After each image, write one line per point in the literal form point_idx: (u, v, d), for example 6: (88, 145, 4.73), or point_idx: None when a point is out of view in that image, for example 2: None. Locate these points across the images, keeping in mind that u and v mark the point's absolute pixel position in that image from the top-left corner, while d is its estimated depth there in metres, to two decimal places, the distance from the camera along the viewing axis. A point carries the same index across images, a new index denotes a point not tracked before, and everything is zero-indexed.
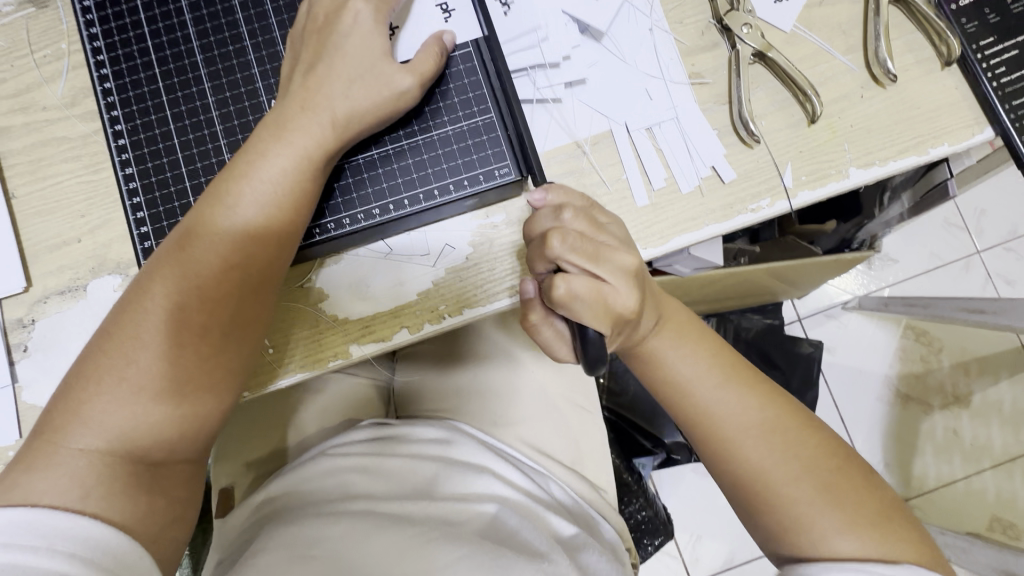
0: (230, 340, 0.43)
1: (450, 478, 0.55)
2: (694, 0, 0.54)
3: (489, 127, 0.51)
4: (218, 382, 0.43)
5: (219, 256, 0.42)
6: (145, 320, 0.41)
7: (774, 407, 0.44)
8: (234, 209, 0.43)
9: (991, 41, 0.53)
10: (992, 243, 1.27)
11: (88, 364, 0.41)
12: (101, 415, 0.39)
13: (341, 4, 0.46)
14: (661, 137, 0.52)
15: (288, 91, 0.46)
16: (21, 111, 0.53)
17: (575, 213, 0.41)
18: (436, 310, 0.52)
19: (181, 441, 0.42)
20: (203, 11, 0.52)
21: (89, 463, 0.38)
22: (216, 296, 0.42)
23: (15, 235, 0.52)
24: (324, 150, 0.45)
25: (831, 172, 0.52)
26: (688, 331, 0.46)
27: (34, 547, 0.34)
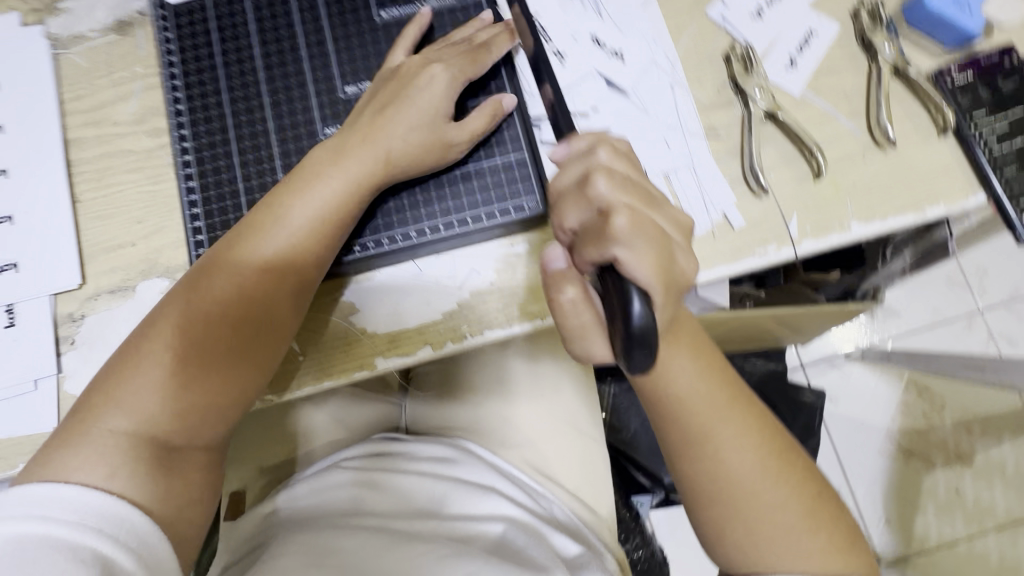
0: (258, 341, 0.46)
1: (459, 498, 0.57)
2: (712, 63, 0.59)
3: (520, 163, 0.54)
4: (240, 384, 0.45)
5: (272, 257, 0.47)
6: (201, 305, 0.45)
7: (781, 447, 0.45)
8: (292, 216, 0.48)
9: (985, 114, 0.57)
10: (993, 303, 1.30)
11: (135, 354, 0.44)
12: (140, 388, 0.42)
13: (425, 64, 0.52)
14: (677, 181, 0.57)
15: (359, 124, 0.51)
16: (93, 125, 0.59)
17: (616, 151, 0.33)
18: (458, 330, 0.55)
19: (200, 426, 0.44)
20: (271, 46, 0.57)
21: (120, 440, 0.41)
22: (254, 295, 0.46)
23: (76, 236, 0.56)
24: (370, 174, 0.49)
25: (835, 226, 0.56)
26: (698, 343, 0.45)
27: (68, 521, 0.37)
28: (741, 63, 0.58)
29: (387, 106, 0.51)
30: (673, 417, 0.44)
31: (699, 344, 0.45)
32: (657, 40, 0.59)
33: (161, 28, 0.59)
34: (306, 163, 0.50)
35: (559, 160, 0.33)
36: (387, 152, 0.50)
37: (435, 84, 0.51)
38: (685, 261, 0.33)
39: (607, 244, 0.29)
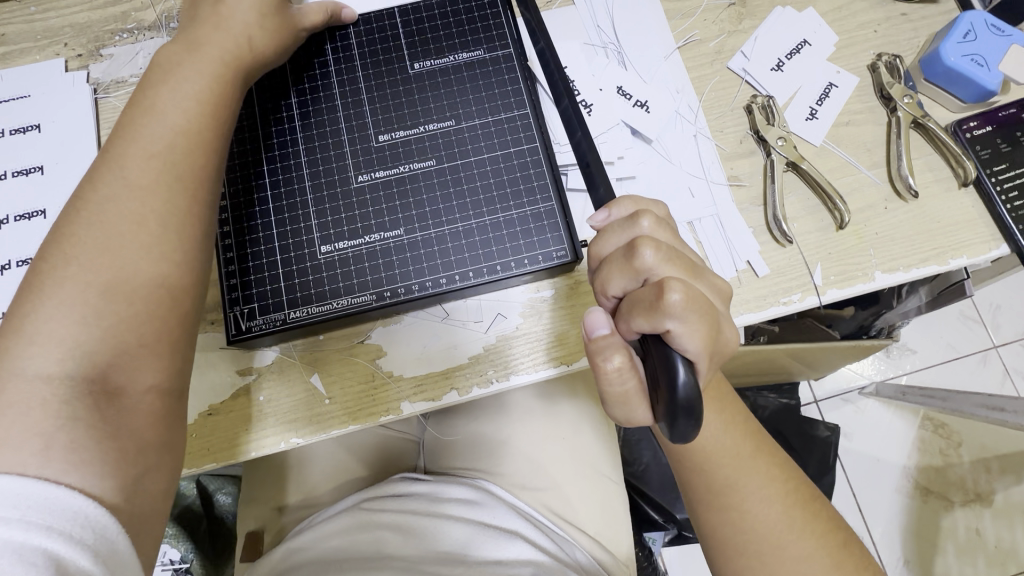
0: (175, 234, 0.40)
1: (483, 542, 0.55)
2: (734, 113, 0.60)
3: (550, 213, 0.54)
4: (168, 279, 0.40)
5: (159, 145, 0.42)
6: (94, 217, 0.39)
7: (808, 500, 0.43)
8: (170, 108, 0.43)
9: (1004, 167, 0.58)
10: (1008, 338, 1.29)
11: (28, 297, 0.37)
12: (47, 326, 0.36)
13: None
14: (701, 230, 0.57)
15: (196, 16, 0.47)
16: None
17: (658, 221, 0.33)
18: (484, 374, 0.55)
19: (142, 358, 0.38)
20: (304, 85, 0.55)
21: (46, 391, 0.35)
22: (160, 193, 0.41)
23: None
24: (232, 53, 0.47)
25: (859, 275, 0.56)
26: (721, 395, 0.44)
27: (6, 518, 0.31)
28: (763, 114, 0.60)
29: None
30: (697, 468, 0.43)
31: (724, 394, 0.45)
32: (679, 90, 0.61)
33: None
34: (158, 61, 0.45)
35: (602, 227, 0.34)
36: (246, 32, 0.48)
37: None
38: (730, 329, 0.32)
39: (657, 314, 0.29)
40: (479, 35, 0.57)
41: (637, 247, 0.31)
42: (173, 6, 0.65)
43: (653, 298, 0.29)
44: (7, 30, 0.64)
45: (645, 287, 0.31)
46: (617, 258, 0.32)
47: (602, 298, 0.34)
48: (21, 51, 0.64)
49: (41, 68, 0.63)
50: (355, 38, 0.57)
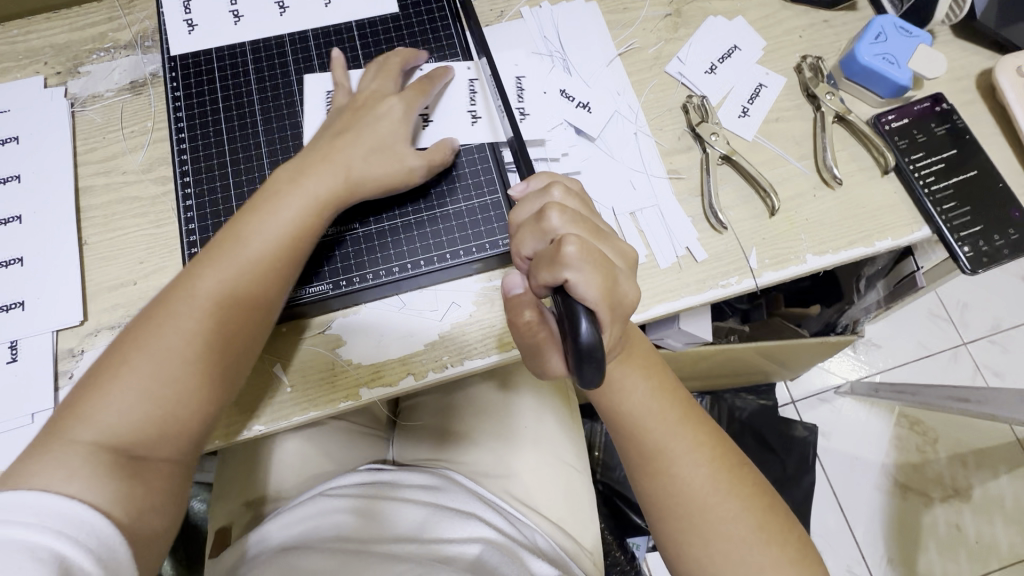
0: (220, 361, 0.46)
1: (440, 522, 0.58)
2: (672, 113, 0.65)
3: (496, 204, 0.59)
4: (208, 391, 0.46)
5: (243, 270, 0.48)
6: (173, 316, 0.46)
7: (732, 462, 0.46)
8: (259, 232, 0.49)
9: (922, 155, 0.62)
10: (976, 335, 1.33)
11: (106, 370, 0.44)
12: (112, 404, 0.43)
13: (381, 96, 0.55)
14: (643, 220, 0.61)
15: (317, 144, 0.53)
16: (104, 174, 0.64)
17: (568, 192, 0.37)
18: (440, 360, 0.57)
19: (165, 440, 0.44)
20: (268, 93, 0.61)
21: (86, 455, 0.41)
22: (222, 321, 0.47)
23: (81, 275, 0.60)
24: (331, 193, 0.51)
25: (791, 258, 0.60)
26: (650, 364, 0.47)
27: (29, 523, 0.37)
28: (698, 112, 0.64)
29: (347, 129, 0.53)
30: (629, 435, 0.46)
31: (653, 365, 0.48)
32: (620, 92, 0.65)
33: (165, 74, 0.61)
34: (269, 182, 0.52)
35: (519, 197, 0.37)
36: (350, 166, 0.52)
37: (393, 113, 0.54)
38: (631, 285, 0.36)
39: (561, 270, 0.32)
40: (430, 44, 0.63)
41: (544, 213, 0.34)
42: (148, 27, 0.69)
43: (558, 256, 0.32)
44: None
45: (551, 247, 0.33)
46: (529, 223, 0.35)
47: (519, 262, 0.37)
48: (3, 70, 0.68)
49: (21, 85, 0.67)
50: (316, 49, 0.62)
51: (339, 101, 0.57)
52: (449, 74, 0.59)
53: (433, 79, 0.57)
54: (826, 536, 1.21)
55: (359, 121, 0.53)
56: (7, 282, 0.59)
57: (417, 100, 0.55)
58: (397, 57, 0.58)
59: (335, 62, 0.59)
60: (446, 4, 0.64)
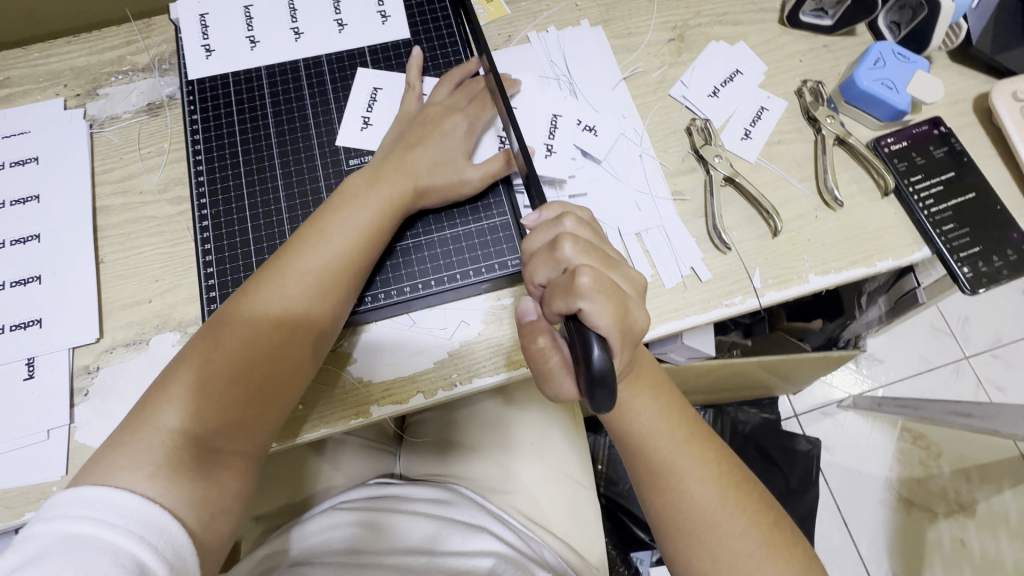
0: (290, 364, 0.50)
1: (451, 535, 0.59)
2: (676, 136, 0.67)
3: (504, 226, 0.61)
4: (277, 390, 0.50)
5: (314, 274, 0.52)
6: (252, 315, 0.50)
7: (740, 480, 0.46)
8: (331, 238, 0.53)
9: (921, 177, 0.64)
10: (978, 349, 1.34)
11: (190, 360, 0.48)
12: (195, 394, 0.47)
13: (448, 112, 0.60)
14: (648, 240, 0.62)
15: (390, 156, 0.57)
16: (121, 194, 0.65)
17: (580, 222, 0.38)
18: (449, 377, 0.58)
19: (237, 436, 0.48)
20: (283, 117, 0.62)
21: (167, 442, 0.45)
22: (295, 323, 0.51)
23: (97, 293, 0.61)
24: (396, 201, 0.55)
25: (794, 278, 0.61)
26: (658, 383, 0.48)
27: (115, 525, 0.40)
28: (701, 135, 0.66)
29: (417, 143, 0.58)
30: (638, 453, 0.47)
31: (661, 384, 0.49)
32: (625, 115, 0.67)
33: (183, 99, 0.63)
34: (338, 194, 0.56)
35: (532, 225, 0.38)
36: (416, 181, 0.57)
37: (460, 130, 0.59)
38: (641, 313, 0.37)
39: (574, 298, 0.33)
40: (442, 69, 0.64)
41: (557, 243, 0.35)
42: (166, 50, 0.71)
43: (571, 285, 0.34)
44: (12, 74, 0.70)
45: (564, 276, 0.35)
46: (542, 252, 0.36)
47: (532, 288, 0.38)
48: (23, 92, 0.70)
49: (41, 107, 0.68)
50: (330, 74, 0.64)
51: (407, 106, 0.61)
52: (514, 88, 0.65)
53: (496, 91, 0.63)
54: (830, 550, 1.21)
55: (430, 134, 0.58)
56: (25, 300, 0.61)
57: (480, 119, 0.61)
58: (462, 69, 0.63)
59: (411, 61, 0.63)
60: (456, 30, 0.66)
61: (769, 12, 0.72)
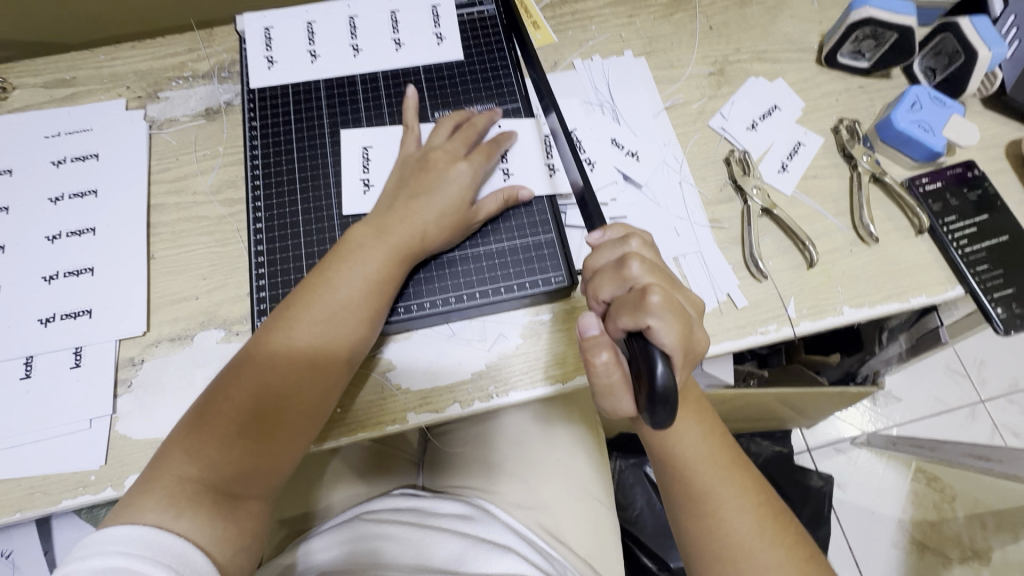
0: (303, 408, 0.51)
1: (476, 556, 0.57)
2: (714, 165, 0.68)
3: (550, 243, 0.61)
4: (291, 434, 0.50)
5: (323, 322, 0.52)
6: (262, 364, 0.50)
7: (776, 514, 0.46)
8: (341, 286, 0.53)
9: (955, 218, 0.65)
10: (994, 393, 1.33)
11: (204, 411, 0.49)
12: (210, 444, 0.48)
13: (452, 160, 0.58)
14: (686, 265, 0.64)
15: (393, 206, 0.57)
16: (175, 193, 0.67)
17: (644, 242, 0.40)
18: (485, 390, 0.59)
19: (254, 480, 0.49)
20: (339, 129, 0.65)
21: (186, 489, 0.46)
22: (307, 370, 0.51)
23: (146, 287, 0.63)
24: (407, 246, 0.55)
25: (829, 309, 0.62)
26: (701, 409, 0.49)
27: (139, 555, 0.41)
28: (740, 166, 0.67)
29: (422, 192, 0.57)
30: (677, 475, 0.47)
31: (703, 410, 0.49)
32: (666, 143, 0.69)
33: (245, 106, 0.65)
34: (348, 240, 0.56)
35: (597, 244, 0.40)
36: (424, 229, 0.56)
37: (462, 178, 0.58)
38: (701, 332, 0.38)
39: (642, 315, 0.35)
40: (492, 91, 0.67)
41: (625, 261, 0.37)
42: (226, 59, 0.74)
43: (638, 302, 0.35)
44: (78, 74, 0.73)
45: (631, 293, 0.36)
46: (609, 270, 0.38)
47: (594, 304, 0.40)
48: (88, 91, 0.73)
49: (103, 106, 0.71)
50: (385, 89, 0.66)
51: (407, 149, 0.61)
52: (513, 137, 0.63)
53: (498, 144, 0.61)
54: None
55: (430, 183, 0.57)
56: (77, 291, 0.62)
57: (484, 165, 0.60)
58: (458, 116, 0.63)
59: (408, 103, 0.63)
60: (507, 54, 0.69)
61: (806, 52, 0.75)
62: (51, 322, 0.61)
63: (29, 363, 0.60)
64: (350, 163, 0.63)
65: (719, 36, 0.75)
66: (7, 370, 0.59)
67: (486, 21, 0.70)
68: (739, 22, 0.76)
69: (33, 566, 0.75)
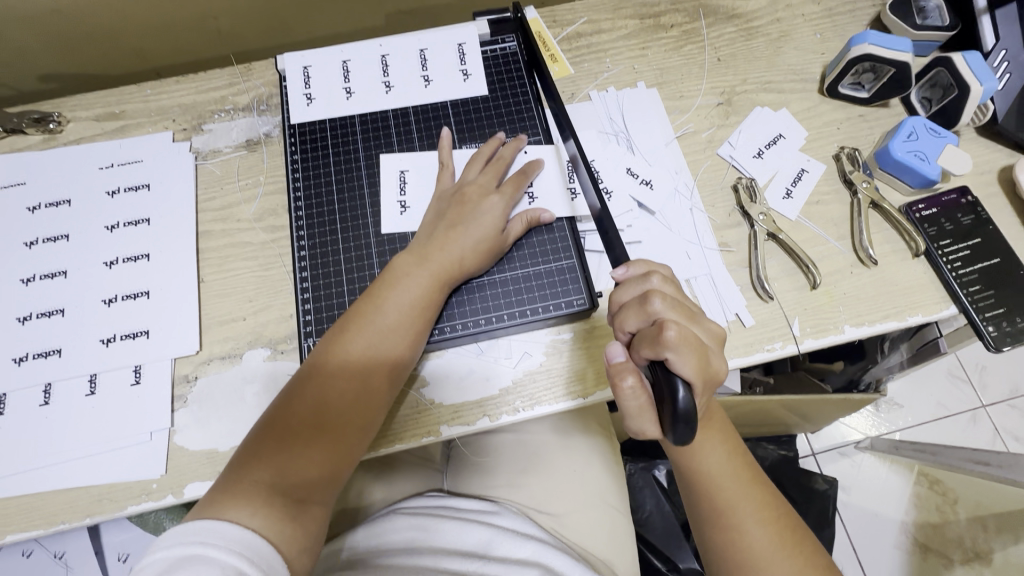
0: (360, 419, 0.56)
1: (502, 543, 0.66)
2: (723, 192, 0.73)
3: (571, 268, 0.66)
4: (349, 444, 0.55)
5: (377, 340, 0.57)
6: (324, 379, 0.56)
7: (791, 525, 0.51)
8: (392, 307, 0.58)
9: (950, 242, 0.69)
10: (995, 398, 1.37)
11: (273, 422, 0.54)
12: (281, 451, 0.53)
13: (486, 193, 0.64)
14: (697, 287, 0.68)
15: (433, 234, 0.62)
16: (221, 220, 0.73)
17: (664, 277, 0.44)
18: (512, 404, 0.64)
19: (318, 484, 0.54)
20: (373, 160, 0.70)
21: (260, 491, 0.51)
22: (363, 384, 0.56)
23: (198, 310, 0.68)
24: (447, 271, 0.61)
25: (831, 327, 0.67)
26: (725, 430, 0.54)
27: (183, 541, 0.45)
28: (747, 192, 0.72)
29: (459, 221, 0.62)
30: (702, 490, 0.52)
31: (727, 431, 0.54)
32: (678, 171, 0.74)
33: (287, 141, 0.71)
34: (394, 266, 0.61)
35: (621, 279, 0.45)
36: (462, 256, 0.61)
37: (495, 210, 0.63)
38: (719, 360, 0.43)
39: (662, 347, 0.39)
40: (515, 124, 0.72)
41: (647, 297, 0.42)
42: (264, 93, 0.80)
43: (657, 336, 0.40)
44: (127, 108, 0.79)
45: (652, 327, 0.41)
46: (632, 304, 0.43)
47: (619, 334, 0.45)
48: (137, 124, 0.78)
49: (152, 138, 0.77)
50: (415, 122, 0.71)
51: (442, 186, 0.66)
52: (541, 165, 0.68)
53: (526, 174, 0.66)
54: None
55: (467, 214, 0.62)
56: (134, 313, 0.68)
57: (515, 196, 0.65)
58: (489, 149, 0.68)
59: (443, 144, 0.68)
60: (529, 89, 0.73)
61: (809, 82, 0.79)
62: (112, 342, 0.66)
63: (92, 380, 0.65)
64: (389, 188, 0.68)
65: (727, 67, 0.80)
66: (73, 387, 0.65)
67: (509, 57, 0.75)
68: (745, 54, 0.80)
69: (86, 565, 0.81)
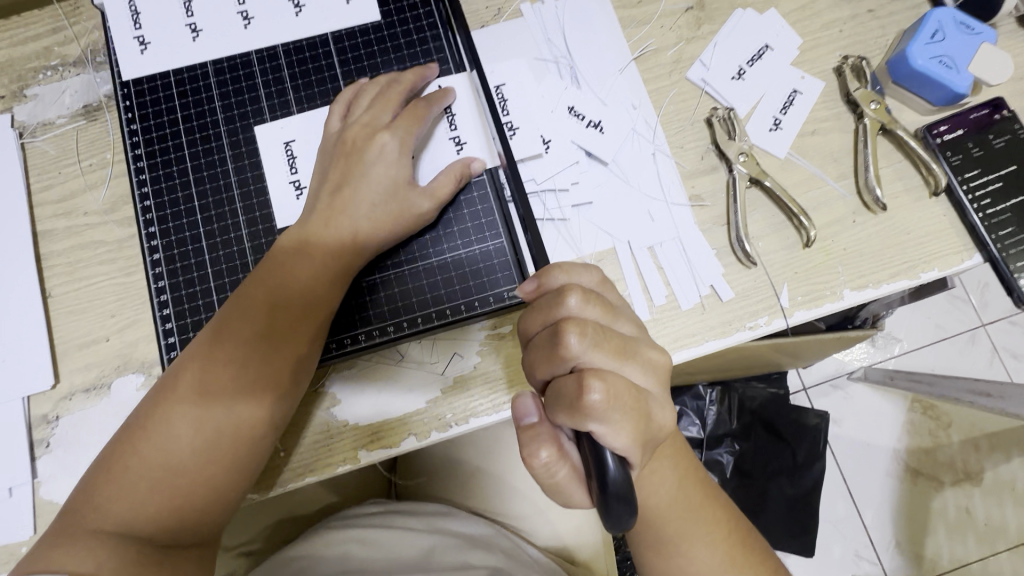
0: (235, 443, 0.44)
1: (446, 552, 0.59)
2: (694, 127, 0.58)
3: (499, 251, 0.53)
4: (223, 473, 0.44)
5: (249, 342, 0.45)
6: (184, 395, 0.44)
7: (751, 551, 0.43)
8: (269, 300, 0.46)
9: (977, 172, 0.55)
10: (996, 317, 1.28)
11: (123, 450, 0.44)
12: (132, 486, 0.42)
13: (373, 134, 0.49)
14: (662, 255, 0.55)
15: (314, 208, 0.49)
16: (64, 216, 0.57)
17: (585, 299, 0.35)
18: (443, 418, 0.53)
19: (185, 525, 0.43)
20: (236, 124, 0.54)
21: (104, 540, 0.41)
22: (235, 400, 0.44)
23: (48, 333, 0.55)
24: (336, 257, 0.48)
25: (827, 293, 0.54)
26: (677, 450, 0.44)
27: None
28: (724, 127, 0.57)
29: (344, 184, 0.48)
30: (648, 522, 0.43)
31: (680, 451, 0.45)
32: (636, 105, 0.58)
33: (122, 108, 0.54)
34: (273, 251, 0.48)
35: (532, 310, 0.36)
36: (353, 233, 0.48)
37: (388, 156, 0.49)
38: (662, 411, 0.35)
39: (584, 413, 0.32)
40: (419, 59, 0.55)
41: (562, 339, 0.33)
42: (99, 38, 0.61)
43: (576, 397, 0.32)
44: None
45: (570, 379, 0.33)
46: (545, 348, 0.34)
47: (535, 382, 0.37)
48: None
49: None
50: (287, 67, 0.54)
51: (329, 129, 0.52)
52: (451, 93, 0.53)
53: (430, 102, 0.51)
54: (836, 523, 1.19)
55: (354, 170, 0.48)
56: None
57: (413, 133, 0.50)
58: (379, 82, 0.52)
59: (345, 95, 0.52)
60: (435, 8, 0.56)
61: None
62: None
63: None
64: (265, 161, 0.53)
65: None
66: None
67: None
68: None
69: None
